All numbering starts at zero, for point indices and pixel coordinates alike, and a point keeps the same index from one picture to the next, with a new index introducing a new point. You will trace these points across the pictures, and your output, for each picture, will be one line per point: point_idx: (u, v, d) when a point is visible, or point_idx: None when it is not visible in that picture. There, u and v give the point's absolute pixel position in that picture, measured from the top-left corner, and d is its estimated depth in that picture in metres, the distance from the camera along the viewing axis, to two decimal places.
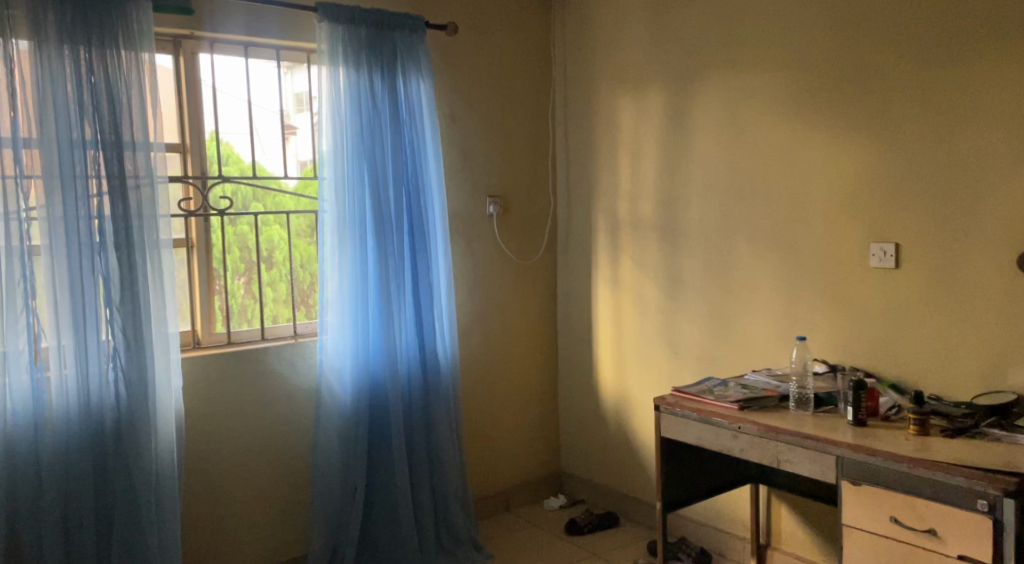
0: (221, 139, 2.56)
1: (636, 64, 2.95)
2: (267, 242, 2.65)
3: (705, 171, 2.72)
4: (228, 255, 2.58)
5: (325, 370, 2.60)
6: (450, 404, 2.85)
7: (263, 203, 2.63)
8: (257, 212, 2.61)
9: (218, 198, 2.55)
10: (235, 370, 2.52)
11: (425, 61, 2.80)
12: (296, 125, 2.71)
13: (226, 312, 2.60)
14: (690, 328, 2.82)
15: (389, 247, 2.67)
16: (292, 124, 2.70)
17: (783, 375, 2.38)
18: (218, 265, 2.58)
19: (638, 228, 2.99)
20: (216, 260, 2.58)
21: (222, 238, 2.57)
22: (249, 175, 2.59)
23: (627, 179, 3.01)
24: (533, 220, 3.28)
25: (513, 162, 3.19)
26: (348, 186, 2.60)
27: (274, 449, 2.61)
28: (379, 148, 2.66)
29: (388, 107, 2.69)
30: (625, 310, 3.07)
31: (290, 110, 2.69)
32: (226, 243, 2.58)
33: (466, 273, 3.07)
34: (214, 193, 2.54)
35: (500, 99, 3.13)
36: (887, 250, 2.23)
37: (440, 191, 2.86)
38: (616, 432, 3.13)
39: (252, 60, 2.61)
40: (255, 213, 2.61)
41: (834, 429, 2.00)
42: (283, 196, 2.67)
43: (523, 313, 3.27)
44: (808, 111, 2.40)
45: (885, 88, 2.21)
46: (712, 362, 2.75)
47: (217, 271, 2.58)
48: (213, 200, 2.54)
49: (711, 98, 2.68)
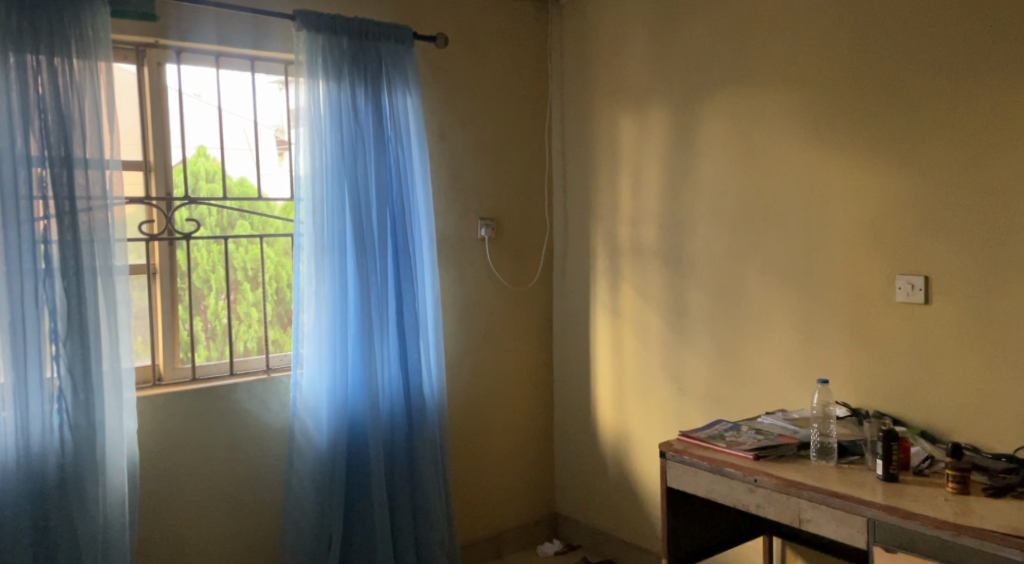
0: (191, 158, 2.35)
1: (638, 79, 2.76)
2: (244, 266, 2.45)
3: (712, 195, 2.53)
4: (212, 273, 2.39)
5: (299, 409, 2.39)
6: (436, 443, 2.63)
7: (250, 222, 2.45)
8: (230, 236, 2.40)
9: (184, 220, 2.34)
10: (197, 410, 2.30)
11: (413, 75, 2.61)
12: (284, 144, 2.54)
13: (191, 343, 2.38)
14: (696, 364, 2.61)
15: (371, 276, 2.47)
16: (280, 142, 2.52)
17: (800, 419, 2.17)
18: (184, 291, 2.37)
19: (640, 255, 2.79)
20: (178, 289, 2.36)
21: (189, 262, 2.36)
22: (220, 197, 2.39)
23: (628, 202, 2.82)
24: (528, 245, 3.08)
25: (506, 182, 2.99)
26: (327, 209, 2.40)
27: (242, 495, 2.39)
28: (362, 169, 2.46)
29: (373, 125, 2.50)
30: (626, 342, 2.86)
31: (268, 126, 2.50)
32: (202, 268, 2.38)
33: (455, 301, 2.86)
34: (180, 216, 2.33)
35: (493, 115, 2.94)
36: (915, 283, 2.03)
37: (428, 216, 2.66)
38: (616, 473, 2.91)
39: (225, 72, 2.41)
40: (229, 236, 2.41)
41: (863, 486, 1.78)
42: (269, 218, 2.49)
43: (516, 343, 3.06)
44: (826, 131, 2.21)
45: (912, 106, 2.02)
46: (720, 401, 2.54)
47: (181, 298, 2.36)
48: (178, 222, 2.33)
49: (720, 116, 2.49)
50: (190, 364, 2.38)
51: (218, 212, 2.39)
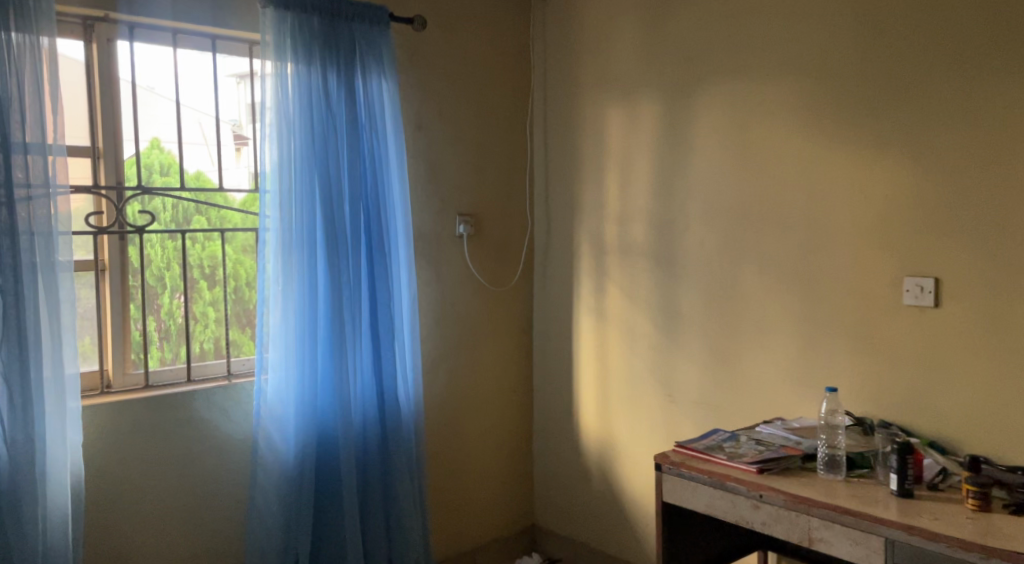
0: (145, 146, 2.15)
1: (627, 69, 2.62)
2: (201, 262, 2.25)
3: (706, 191, 2.40)
4: (165, 271, 2.19)
5: (263, 418, 2.20)
6: (412, 454, 2.46)
7: (207, 216, 2.25)
8: (189, 231, 2.20)
9: (135, 212, 2.13)
10: (149, 421, 2.09)
11: (388, 61, 2.44)
12: (247, 131, 2.34)
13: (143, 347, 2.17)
14: (686, 370, 2.48)
15: (343, 275, 2.29)
16: (243, 129, 2.33)
17: (802, 429, 2.06)
18: (135, 290, 2.16)
19: (627, 254, 2.65)
20: (128, 288, 2.15)
21: (141, 259, 2.15)
22: (177, 188, 2.18)
23: (615, 198, 2.68)
24: (508, 243, 2.92)
25: (486, 176, 2.83)
26: (296, 202, 2.22)
27: (200, 513, 2.19)
28: (334, 159, 2.28)
29: (346, 112, 2.32)
30: (612, 346, 2.72)
31: (228, 112, 2.29)
32: (156, 265, 2.17)
33: (432, 301, 2.70)
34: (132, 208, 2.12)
35: (473, 105, 2.78)
36: (925, 285, 1.93)
37: (404, 212, 2.49)
38: (600, 483, 2.77)
39: (182, 52, 2.21)
40: (187, 231, 2.21)
41: (877, 503, 1.67)
42: (227, 210, 2.29)
43: (495, 347, 2.90)
44: (830, 125, 2.10)
45: (923, 99, 1.92)
46: (712, 408, 2.41)
47: (132, 298, 2.15)
48: (129, 214, 2.12)
49: (715, 108, 2.37)
50: (143, 369, 2.18)
51: (173, 203, 2.18)
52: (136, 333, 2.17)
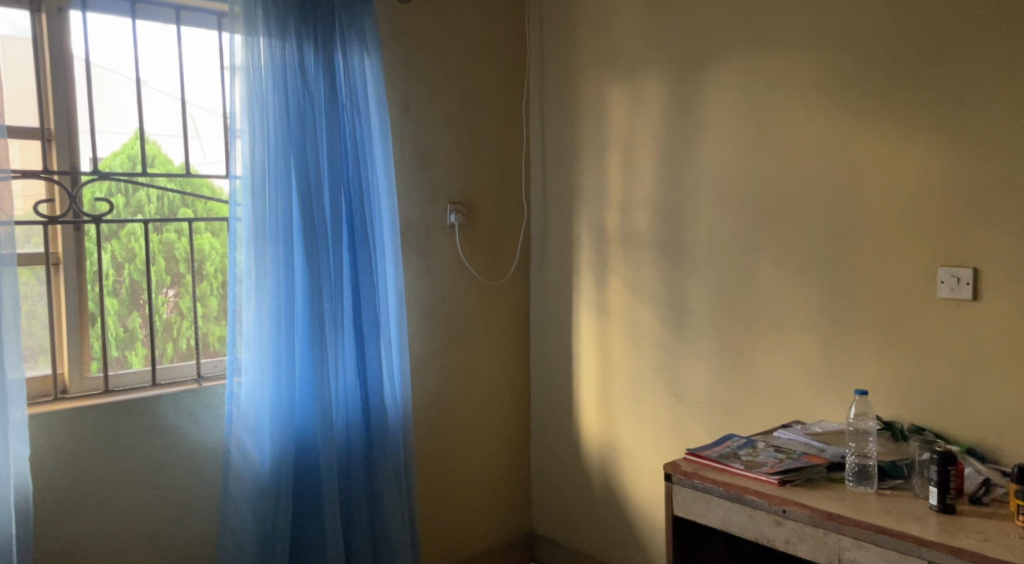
0: (105, 128, 1.97)
1: (630, 45, 2.43)
2: (188, 256, 2.09)
3: (716, 176, 2.21)
4: (150, 266, 2.03)
5: (235, 426, 2.02)
6: (399, 462, 2.28)
7: (195, 208, 2.10)
8: (144, 219, 2.01)
9: (102, 201, 1.95)
10: (107, 428, 1.91)
11: (370, 36, 2.26)
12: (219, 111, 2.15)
13: (101, 350, 1.99)
14: (695, 369, 2.30)
15: (323, 267, 2.10)
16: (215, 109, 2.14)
17: (824, 434, 1.88)
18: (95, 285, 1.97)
19: (631, 244, 2.47)
20: (89, 285, 1.96)
21: (124, 252, 2.00)
22: (131, 173, 1.99)
23: (617, 185, 2.49)
24: (503, 234, 2.74)
25: (479, 162, 2.64)
26: (270, 188, 2.03)
27: (165, 530, 2.00)
28: (312, 141, 2.10)
29: (325, 91, 2.13)
30: (614, 344, 2.54)
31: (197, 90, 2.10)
32: (138, 259, 2.02)
33: (421, 296, 2.51)
34: (89, 196, 1.93)
35: (464, 86, 2.58)
36: (961, 277, 1.75)
37: (389, 200, 2.31)
38: (602, 489, 2.60)
39: (142, 24, 2.01)
40: (148, 219, 2.02)
41: (916, 520, 1.49)
42: (215, 201, 2.14)
43: (489, 345, 2.72)
44: (855, 102, 1.91)
45: (960, 71, 1.73)
46: (723, 410, 2.23)
47: (92, 297, 1.96)
48: (94, 202, 1.94)
49: (726, 85, 2.17)
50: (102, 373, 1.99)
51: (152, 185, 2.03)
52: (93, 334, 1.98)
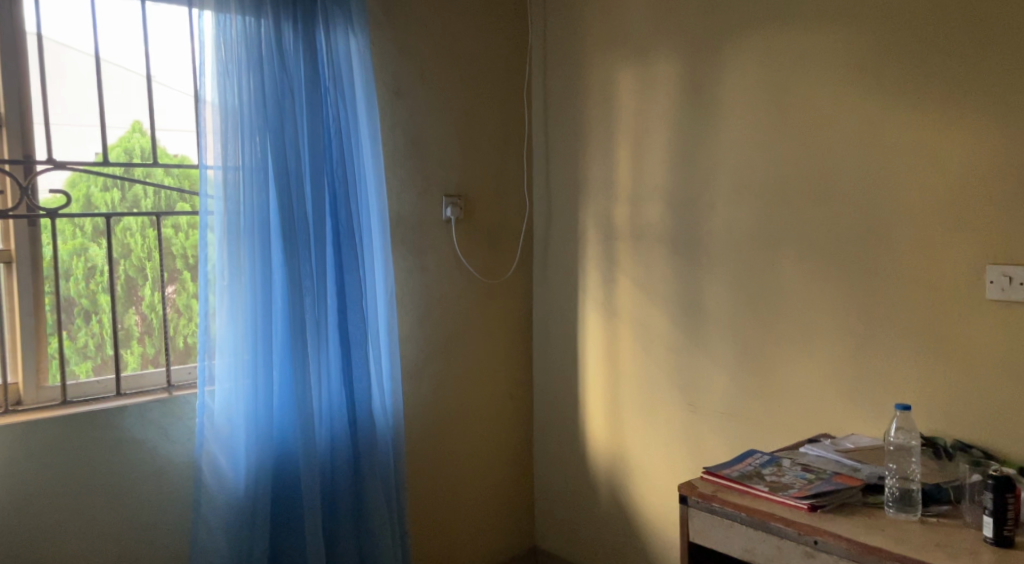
0: (68, 117, 1.82)
1: (639, 23, 2.23)
2: (185, 252, 1.98)
3: (734, 164, 2.01)
4: (147, 262, 1.92)
5: (207, 439, 1.84)
6: (388, 475, 2.11)
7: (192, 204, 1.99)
8: (137, 213, 1.90)
9: (99, 195, 1.85)
10: (69, 443, 1.75)
11: (356, 14, 2.07)
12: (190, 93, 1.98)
13: (93, 348, 1.88)
14: (710, 375, 2.11)
15: (303, 268, 1.93)
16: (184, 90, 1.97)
17: (858, 451, 1.68)
18: (59, 286, 1.82)
19: (640, 240, 2.28)
20: (83, 280, 1.85)
21: (122, 248, 1.89)
22: (122, 168, 1.88)
23: (627, 175, 2.30)
24: (503, 228, 2.55)
25: (476, 152, 2.46)
26: (244, 180, 1.86)
27: (129, 554, 1.83)
28: (291, 130, 1.92)
29: (306, 75, 1.95)
30: (623, 347, 2.35)
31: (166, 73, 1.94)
32: (136, 254, 1.91)
33: (413, 296, 2.33)
34: (83, 190, 1.83)
35: (459, 70, 2.40)
36: (1014, 276, 1.55)
37: (377, 194, 2.13)
38: (610, 503, 2.42)
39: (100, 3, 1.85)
40: (114, 214, 1.87)
41: (969, 554, 1.30)
42: None
43: (488, 348, 2.54)
44: (892, 81, 1.71)
45: (1014, 43, 1.53)
46: (741, 421, 2.04)
47: (85, 293, 1.85)
48: (90, 197, 1.84)
49: (746, 64, 1.97)
50: (61, 383, 1.83)
51: (149, 177, 1.92)
52: (78, 333, 1.86)
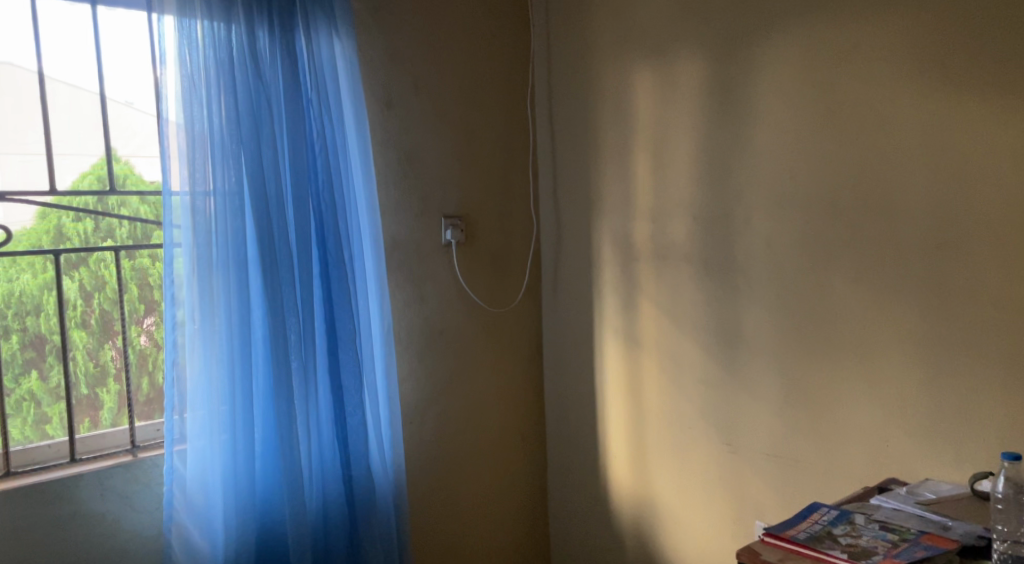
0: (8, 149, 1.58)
1: (655, 21, 2.00)
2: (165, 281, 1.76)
3: (771, 172, 1.78)
4: (124, 294, 1.71)
5: (177, 509, 1.60)
6: (390, 536, 1.86)
7: None
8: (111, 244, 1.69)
9: (72, 226, 1.65)
10: (8, 524, 1.50)
11: (341, 15, 1.83)
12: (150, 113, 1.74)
13: (66, 388, 1.66)
14: (752, 411, 1.86)
15: (286, 305, 1.67)
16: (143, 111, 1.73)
17: (942, 503, 1.44)
18: (30, 324, 1.60)
19: (664, 260, 2.03)
20: (53, 317, 1.63)
21: (93, 280, 1.68)
22: (96, 195, 1.67)
23: (647, 188, 2.06)
24: (508, 251, 2.31)
25: (477, 168, 2.23)
26: (215, 209, 1.61)
27: None
28: (269, 149, 1.67)
29: (285, 85, 1.70)
30: (647, 380, 2.11)
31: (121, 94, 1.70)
32: (110, 287, 1.69)
33: (412, 330, 2.09)
34: (54, 221, 1.63)
35: (455, 77, 2.16)
36: None
37: (371, 218, 1.88)
38: (639, 554, 2.17)
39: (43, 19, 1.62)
40: (60, 251, 1.63)
41: None
42: None
43: (495, 384, 2.29)
44: (959, 73, 1.47)
45: None
46: (790, 463, 1.79)
47: (57, 329, 1.64)
48: (62, 228, 1.64)
49: (783, 59, 1.73)
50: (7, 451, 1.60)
51: (123, 207, 1.71)
52: (50, 373, 1.64)
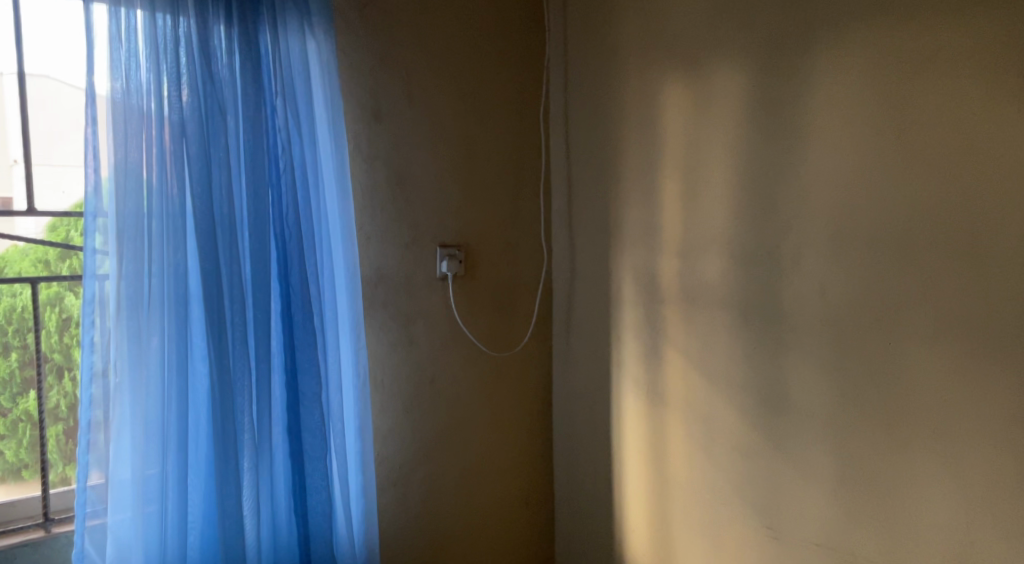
0: None
1: (686, 24, 1.70)
2: None
3: (825, 202, 1.45)
4: None
5: None
6: None
7: None
8: None
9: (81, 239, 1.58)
10: None
11: (317, 9, 1.55)
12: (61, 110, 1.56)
13: (66, 409, 1.58)
14: (798, 492, 1.52)
15: (234, 353, 1.41)
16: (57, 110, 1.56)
17: None
18: (31, 341, 1.54)
19: (693, 303, 1.72)
20: (58, 335, 1.56)
21: None
22: None
23: (676, 218, 1.75)
24: (514, 286, 2.02)
25: (479, 190, 1.94)
26: (150, 237, 1.36)
27: None
28: (220, 166, 1.40)
29: (243, 90, 1.43)
30: (672, 444, 1.78)
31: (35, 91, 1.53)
32: None
33: (396, 376, 1.81)
34: (63, 236, 1.56)
35: (456, 86, 1.88)
36: None
37: (347, 247, 1.59)
38: None
39: None
40: (15, 277, 1.52)
41: None
42: None
43: (495, 437, 2.00)
44: None
45: None
46: (845, 558, 1.45)
47: (60, 347, 1.57)
48: (71, 243, 1.57)
49: (843, 66, 1.41)
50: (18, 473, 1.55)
51: None
52: (52, 393, 1.57)
